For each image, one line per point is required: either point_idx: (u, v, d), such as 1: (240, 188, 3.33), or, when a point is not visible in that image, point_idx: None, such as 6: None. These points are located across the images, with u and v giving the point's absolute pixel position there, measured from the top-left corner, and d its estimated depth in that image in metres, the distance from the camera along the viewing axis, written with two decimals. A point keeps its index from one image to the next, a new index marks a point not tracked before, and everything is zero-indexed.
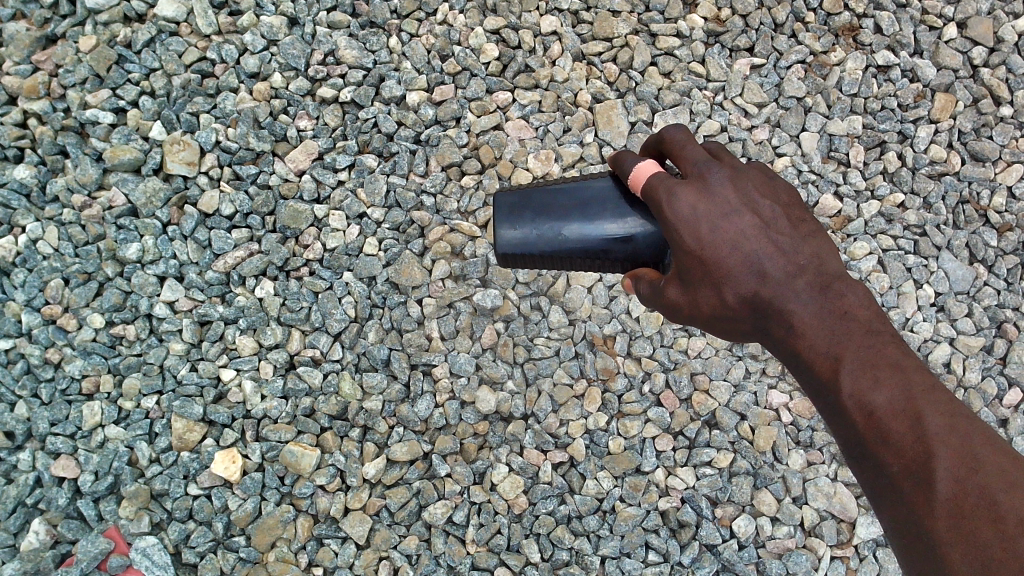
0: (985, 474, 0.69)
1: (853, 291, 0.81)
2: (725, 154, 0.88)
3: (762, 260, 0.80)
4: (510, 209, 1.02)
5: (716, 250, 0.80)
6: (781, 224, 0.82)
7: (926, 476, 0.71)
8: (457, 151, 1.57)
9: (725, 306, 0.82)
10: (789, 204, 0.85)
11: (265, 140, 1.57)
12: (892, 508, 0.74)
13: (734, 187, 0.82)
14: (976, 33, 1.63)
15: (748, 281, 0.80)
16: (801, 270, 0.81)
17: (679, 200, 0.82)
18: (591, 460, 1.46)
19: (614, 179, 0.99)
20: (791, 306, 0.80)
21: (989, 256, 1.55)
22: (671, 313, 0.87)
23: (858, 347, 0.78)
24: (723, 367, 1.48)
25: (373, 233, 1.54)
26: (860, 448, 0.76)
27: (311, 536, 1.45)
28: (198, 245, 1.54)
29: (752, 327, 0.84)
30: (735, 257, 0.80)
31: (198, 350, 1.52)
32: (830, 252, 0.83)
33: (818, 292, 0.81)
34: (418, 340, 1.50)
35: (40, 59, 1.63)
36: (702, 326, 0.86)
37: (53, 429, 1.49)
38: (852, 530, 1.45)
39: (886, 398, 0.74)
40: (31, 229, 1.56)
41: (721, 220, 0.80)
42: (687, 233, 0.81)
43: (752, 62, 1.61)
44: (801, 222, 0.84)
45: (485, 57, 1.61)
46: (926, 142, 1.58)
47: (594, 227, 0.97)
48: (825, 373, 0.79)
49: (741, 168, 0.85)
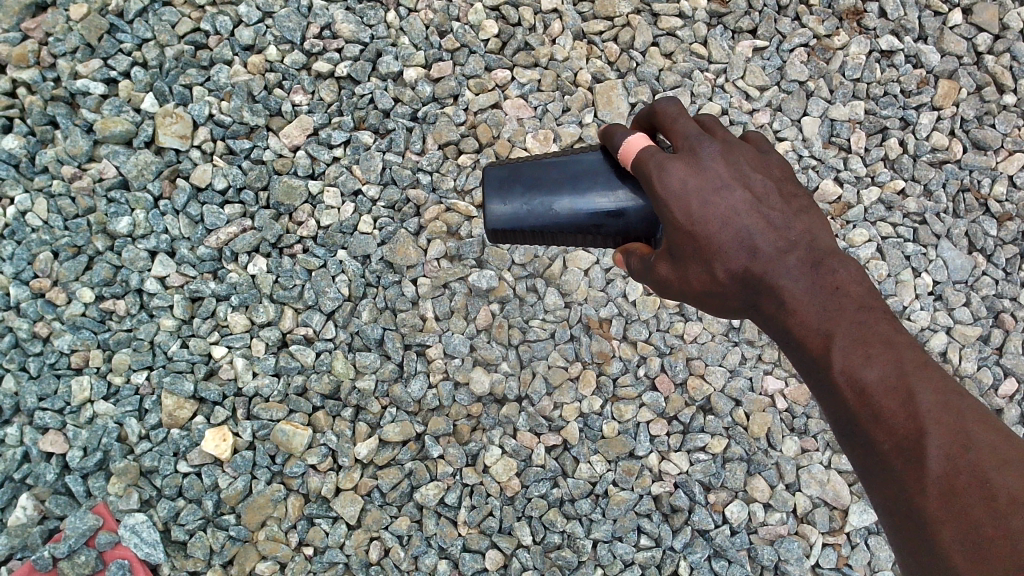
0: (976, 451, 0.68)
1: (845, 266, 0.79)
2: (717, 128, 0.85)
3: (753, 235, 0.78)
4: (500, 183, 1.01)
5: (707, 226, 0.78)
6: (773, 199, 0.80)
7: (917, 453, 0.69)
8: (454, 129, 1.55)
9: (716, 282, 0.80)
10: (781, 178, 0.84)
11: (259, 115, 1.55)
12: (881, 485, 0.73)
13: (725, 161, 0.80)
14: (982, 20, 1.61)
15: (739, 257, 0.79)
16: (792, 245, 0.79)
17: (669, 174, 0.79)
18: (585, 443, 1.45)
19: (604, 151, 0.97)
20: (781, 280, 0.78)
21: (989, 245, 1.53)
22: (662, 289, 0.85)
23: (849, 323, 0.75)
24: (719, 353, 1.48)
25: (368, 211, 1.52)
26: (851, 426, 0.74)
27: (301, 516, 1.43)
28: (190, 220, 1.52)
29: (742, 302, 0.82)
30: (726, 233, 0.78)
31: (189, 326, 1.50)
32: (822, 227, 0.81)
33: (809, 267, 0.78)
34: (412, 320, 1.49)
35: (30, 27, 1.60)
36: (693, 303, 0.84)
37: (41, 404, 1.48)
38: (844, 518, 1.45)
39: (878, 374, 0.72)
40: (20, 200, 1.54)
41: (712, 195, 0.78)
42: (678, 208, 0.79)
43: (755, 45, 1.59)
44: (792, 197, 0.82)
45: (485, 34, 1.59)
46: (928, 129, 1.57)
47: (583, 200, 0.96)
48: (816, 349, 0.76)
49: (734, 142, 0.83)
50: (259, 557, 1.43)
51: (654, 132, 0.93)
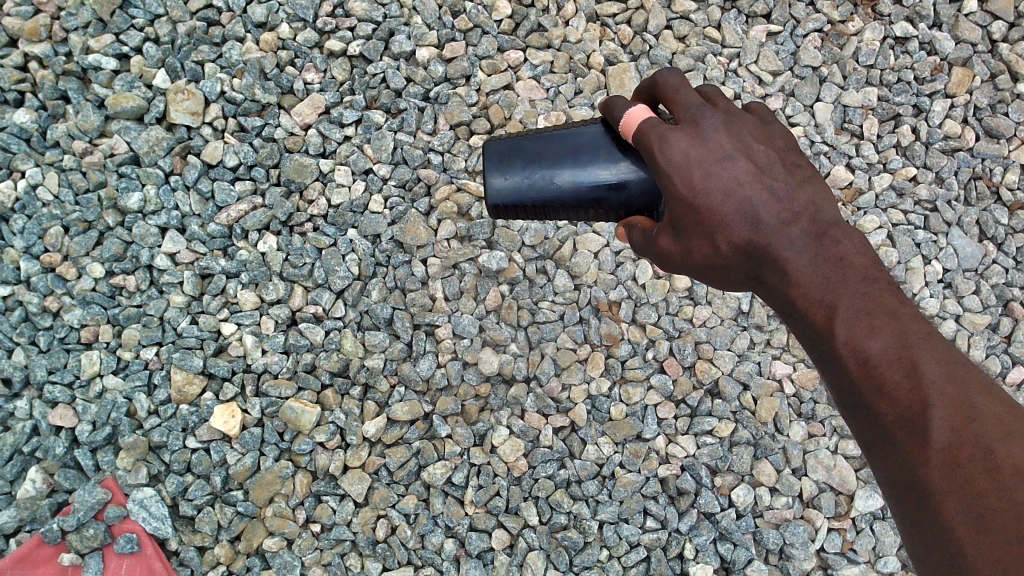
0: (981, 422, 0.68)
1: (849, 238, 0.79)
2: (720, 99, 0.85)
3: (756, 207, 0.78)
4: (500, 157, 1.01)
5: (710, 197, 0.78)
6: (776, 170, 0.80)
7: (920, 425, 0.69)
8: (466, 109, 1.55)
9: (720, 255, 0.80)
10: (785, 150, 0.83)
11: (271, 92, 1.54)
12: (885, 456, 0.73)
13: (727, 132, 0.80)
14: (997, 7, 1.61)
15: (742, 229, 0.78)
16: (795, 217, 0.78)
17: (671, 146, 0.79)
18: (592, 425, 1.46)
19: (605, 124, 0.97)
20: (785, 253, 0.78)
21: (1000, 234, 1.53)
22: (664, 263, 0.85)
23: (853, 294, 0.76)
24: (727, 337, 1.48)
25: (379, 190, 1.52)
26: (855, 398, 0.75)
27: (309, 493, 1.44)
28: (200, 197, 1.52)
29: (746, 276, 0.82)
30: (729, 204, 0.78)
31: (199, 303, 1.50)
32: (827, 199, 0.81)
33: (812, 239, 0.78)
34: (422, 300, 1.49)
35: (42, 0, 1.59)
36: (696, 277, 0.84)
37: (50, 377, 1.48)
38: (850, 503, 1.45)
39: (881, 346, 0.73)
40: (30, 174, 1.54)
41: (715, 167, 0.78)
42: (681, 181, 0.79)
43: (769, 29, 1.59)
44: (795, 168, 0.82)
45: (498, 15, 1.59)
46: (940, 117, 1.57)
47: (583, 174, 0.96)
48: (819, 321, 0.77)
49: (737, 113, 0.83)
50: (267, 533, 1.44)
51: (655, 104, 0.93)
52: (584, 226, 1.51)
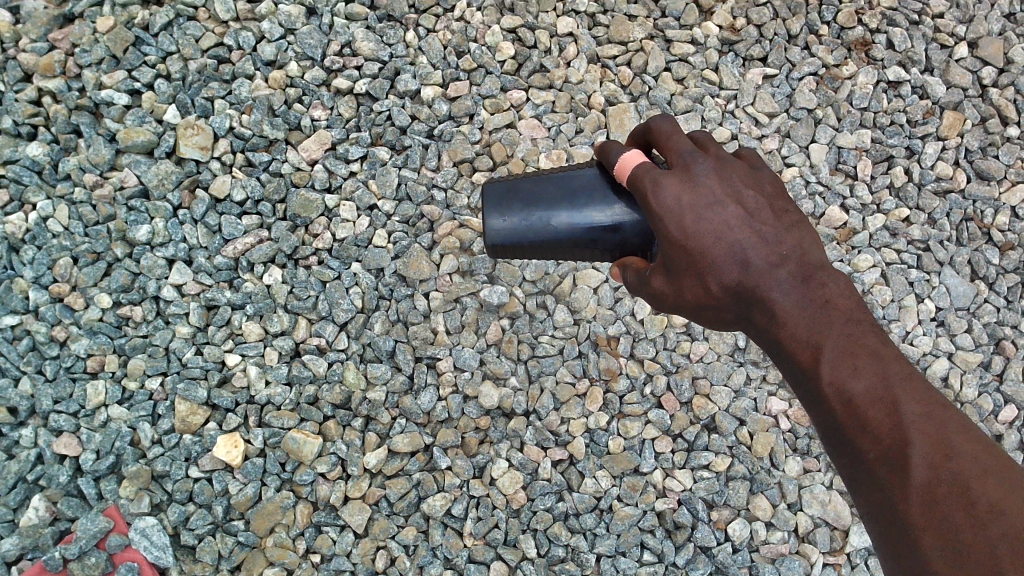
0: (958, 461, 0.71)
1: (834, 280, 0.82)
2: (711, 144, 0.88)
3: (746, 250, 0.80)
4: (498, 199, 1.04)
5: (702, 240, 0.80)
6: (764, 214, 0.82)
7: (901, 463, 0.72)
8: (469, 147, 1.58)
9: (710, 296, 0.82)
10: (774, 194, 0.85)
11: (279, 128, 1.58)
12: (867, 492, 0.76)
13: (717, 177, 0.83)
14: (987, 53, 1.66)
15: (732, 271, 0.80)
16: (783, 259, 0.81)
17: (663, 191, 0.82)
18: (591, 459, 1.48)
19: (601, 168, 1.00)
20: (773, 294, 0.80)
21: (991, 273, 1.56)
22: (657, 302, 0.88)
23: (837, 336, 0.79)
24: (724, 373, 1.50)
25: (383, 225, 1.55)
26: (838, 436, 0.77)
27: (310, 523, 1.45)
28: (208, 230, 1.55)
29: (734, 316, 0.84)
30: (719, 247, 0.80)
31: (204, 334, 1.52)
32: (814, 242, 0.83)
33: (799, 282, 0.81)
34: (424, 333, 1.51)
35: (57, 37, 1.64)
36: (688, 316, 0.86)
37: (55, 406, 1.50)
38: (845, 538, 1.47)
39: (865, 386, 0.75)
40: (41, 206, 1.57)
41: (705, 211, 0.81)
42: (673, 224, 0.81)
43: (765, 72, 1.63)
44: (785, 212, 0.84)
45: (501, 55, 1.63)
46: (933, 159, 1.60)
47: (579, 216, 0.99)
48: (805, 361, 0.79)
49: (727, 159, 0.85)
50: (267, 563, 1.45)
51: (650, 149, 0.97)
52: (584, 262, 1.54)
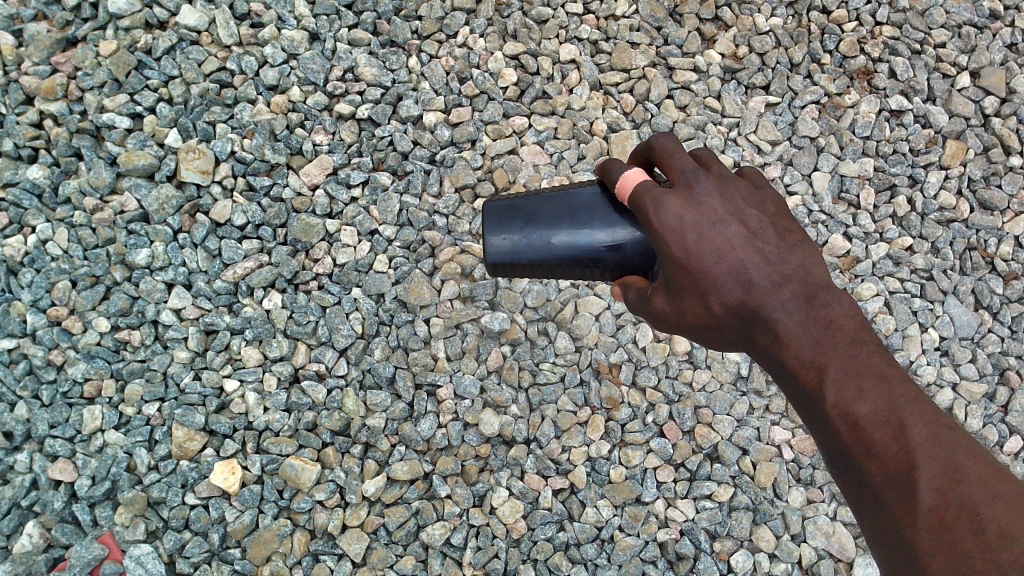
0: (966, 484, 0.70)
1: (838, 300, 0.80)
2: (713, 162, 0.87)
3: (748, 269, 0.79)
4: (497, 217, 1.04)
5: (703, 259, 0.79)
6: (767, 234, 0.82)
7: (907, 486, 0.71)
8: (471, 173, 1.58)
9: (712, 316, 0.81)
10: (776, 214, 0.85)
11: (281, 153, 1.57)
12: (875, 517, 0.74)
13: (720, 196, 0.82)
14: (989, 83, 1.66)
15: (734, 290, 0.79)
16: (786, 279, 0.80)
17: (665, 209, 0.81)
18: (592, 488, 1.46)
19: (602, 187, 1.00)
20: (776, 314, 0.79)
21: (995, 303, 1.56)
22: (658, 322, 0.86)
23: (842, 356, 0.77)
24: (727, 402, 1.50)
25: (384, 250, 1.55)
26: (843, 458, 0.76)
27: (307, 552, 1.43)
28: (208, 254, 1.54)
29: (737, 337, 0.83)
30: (721, 266, 0.79)
31: (202, 359, 1.51)
32: (817, 261, 0.82)
33: (803, 302, 0.80)
34: (424, 360, 1.50)
35: (60, 60, 1.64)
36: (689, 335, 0.85)
37: (52, 431, 1.48)
38: (850, 571, 1.45)
39: (870, 408, 0.74)
40: (41, 230, 1.56)
41: (708, 230, 0.80)
42: (675, 243, 0.80)
43: (767, 100, 1.63)
44: (787, 232, 0.83)
45: (504, 82, 1.63)
46: (936, 188, 1.60)
47: (578, 235, 0.98)
48: (809, 382, 0.78)
49: (729, 178, 0.84)
50: None
51: (651, 167, 0.96)
52: (586, 288, 1.54)
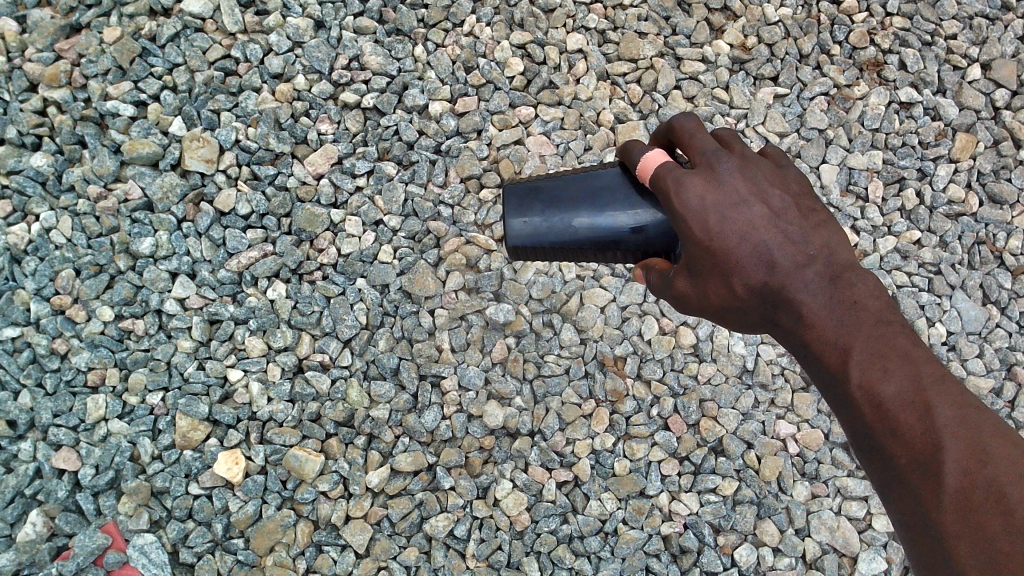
0: (994, 466, 0.67)
1: (863, 281, 0.79)
2: (735, 143, 0.86)
3: (771, 250, 0.79)
4: (517, 198, 1.03)
5: (725, 239, 0.79)
6: (790, 215, 0.81)
7: (933, 467, 0.69)
8: (477, 163, 1.57)
9: (735, 297, 0.81)
10: (799, 194, 0.84)
11: (286, 142, 1.57)
12: (900, 500, 0.72)
13: (742, 176, 0.81)
14: (999, 75, 1.65)
15: (758, 271, 0.79)
16: (811, 259, 0.79)
17: (686, 189, 0.81)
18: (596, 480, 1.46)
19: (622, 167, 0.98)
20: (799, 295, 0.79)
21: (1003, 298, 1.55)
22: (680, 305, 0.86)
23: (867, 338, 0.76)
24: (732, 395, 1.49)
25: (388, 241, 1.54)
26: (869, 440, 0.74)
27: (310, 542, 1.43)
28: (212, 243, 1.54)
29: (761, 319, 0.83)
30: (744, 247, 0.79)
31: (206, 348, 1.50)
32: (841, 241, 0.81)
33: (827, 282, 0.79)
34: (428, 351, 1.49)
35: (63, 47, 1.63)
36: (713, 318, 0.85)
37: (55, 420, 1.48)
38: (853, 565, 1.45)
39: (895, 389, 0.73)
40: (44, 218, 1.55)
41: (730, 210, 0.79)
42: (696, 224, 0.80)
43: (776, 91, 1.62)
44: (811, 212, 0.83)
45: (510, 71, 1.62)
46: (945, 181, 1.59)
47: (597, 217, 0.98)
48: (833, 364, 0.77)
49: (752, 158, 0.84)
50: None
51: (673, 148, 0.94)
52: (591, 281, 1.53)
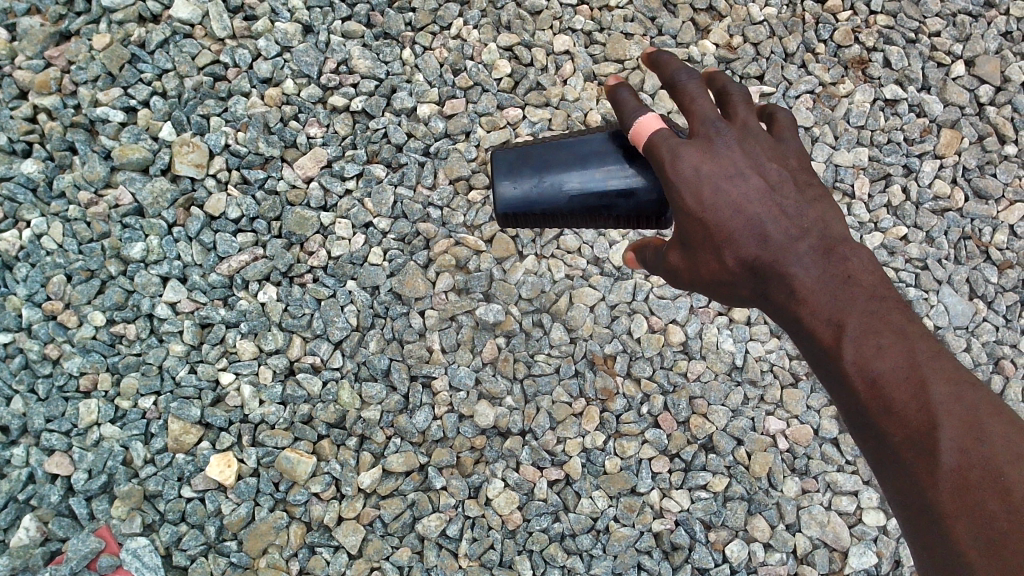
0: (990, 445, 0.69)
1: (855, 254, 0.80)
2: (735, 108, 0.85)
3: (764, 224, 0.79)
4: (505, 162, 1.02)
5: (718, 213, 0.79)
6: (785, 188, 0.81)
7: (928, 446, 0.70)
8: (465, 165, 1.58)
9: (727, 270, 0.81)
10: (796, 165, 0.84)
11: (275, 146, 1.58)
12: (894, 477, 0.74)
13: (738, 149, 0.81)
14: (983, 72, 1.66)
15: (751, 245, 0.80)
16: (803, 233, 0.80)
17: (682, 161, 0.81)
18: (587, 479, 1.46)
19: (611, 132, 0.99)
20: (792, 269, 0.79)
21: (989, 292, 1.56)
22: (673, 277, 0.87)
23: (861, 313, 0.76)
24: (721, 392, 1.50)
25: (378, 243, 1.55)
26: (862, 418, 0.75)
27: (303, 544, 1.44)
28: (202, 247, 1.54)
29: (752, 291, 0.83)
30: (738, 220, 0.79)
31: (198, 352, 1.51)
32: (835, 215, 0.82)
33: (820, 256, 0.79)
34: (419, 352, 1.50)
35: (53, 55, 1.63)
36: (704, 291, 0.86)
37: (48, 425, 1.48)
38: (844, 560, 1.46)
39: (889, 367, 0.73)
40: (36, 224, 1.56)
41: (725, 183, 0.80)
42: (690, 197, 0.80)
43: (761, 90, 1.63)
44: (806, 185, 0.83)
45: (498, 73, 1.63)
46: (930, 177, 1.60)
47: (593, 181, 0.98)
48: (827, 340, 0.77)
49: (751, 128, 0.84)
50: None
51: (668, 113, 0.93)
52: (580, 280, 1.54)
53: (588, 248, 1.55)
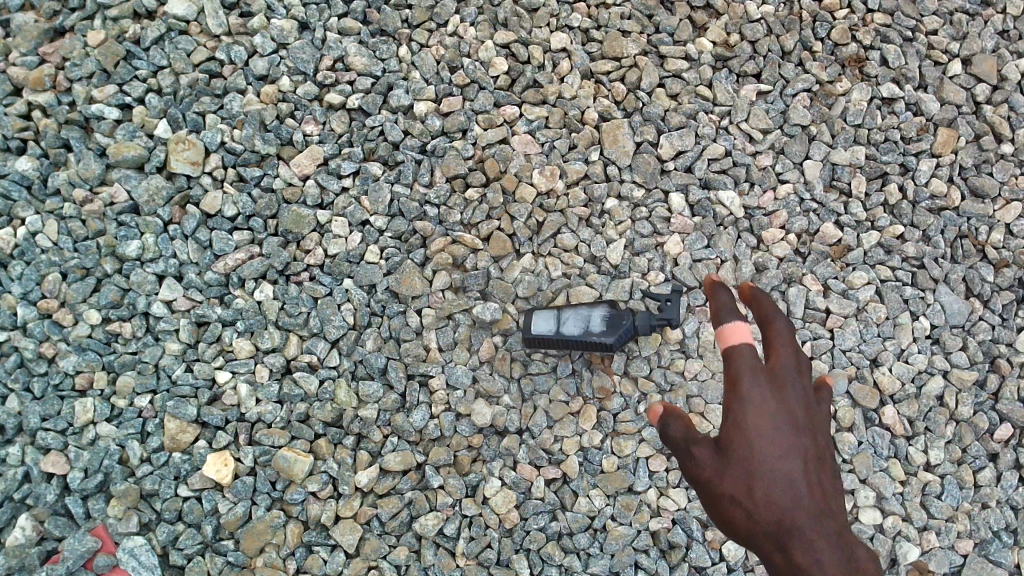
0: None
1: (863, 549, 0.94)
2: (804, 371, 1.04)
3: (798, 489, 0.93)
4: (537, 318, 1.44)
5: (760, 456, 0.94)
6: (818, 469, 0.96)
7: None
8: (462, 162, 1.57)
9: (752, 494, 0.93)
10: (826, 448, 1.00)
11: (271, 143, 1.57)
12: None
13: (792, 424, 0.97)
14: (980, 70, 1.66)
15: (789, 507, 0.92)
16: (828, 514, 0.93)
17: (747, 398, 0.98)
18: (584, 478, 1.47)
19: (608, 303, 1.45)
20: (815, 551, 0.91)
21: (985, 291, 1.57)
22: (690, 470, 0.98)
23: None
24: (719, 391, 1.50)
25: (375, 241, 1.55)
26: None
27: (300, 543, 1.44)
28: (199, 246, 1.54)
29: (770, 551, 0.93)
30: (773, 470, 0.94)
31: (194, 351, 1.51)
32: (841, 501, 0.97)
33: (838, 541, 0.92)
34: (416, 350, 1.50)
35: (47, 51, 1.62)
36: (703, 497, 0.97)
37: (44, 424, 1.47)
38: None
39: None
40: (31, 222, 1.55)
41: (769, 448, 0.95)
42: (738, 435, 0.96)
43: (758, 88, 1.63)
44: (826, 464, 0.98)
45: (494, 71, 1.61)
46: (927, 176, 1.60)
47: (606, 323, 1.42)
48: None
49: (800, 405, 0.99)
50: None
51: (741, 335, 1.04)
52: (578, 279, 1.54)
53: (586, 247, 1.55)
